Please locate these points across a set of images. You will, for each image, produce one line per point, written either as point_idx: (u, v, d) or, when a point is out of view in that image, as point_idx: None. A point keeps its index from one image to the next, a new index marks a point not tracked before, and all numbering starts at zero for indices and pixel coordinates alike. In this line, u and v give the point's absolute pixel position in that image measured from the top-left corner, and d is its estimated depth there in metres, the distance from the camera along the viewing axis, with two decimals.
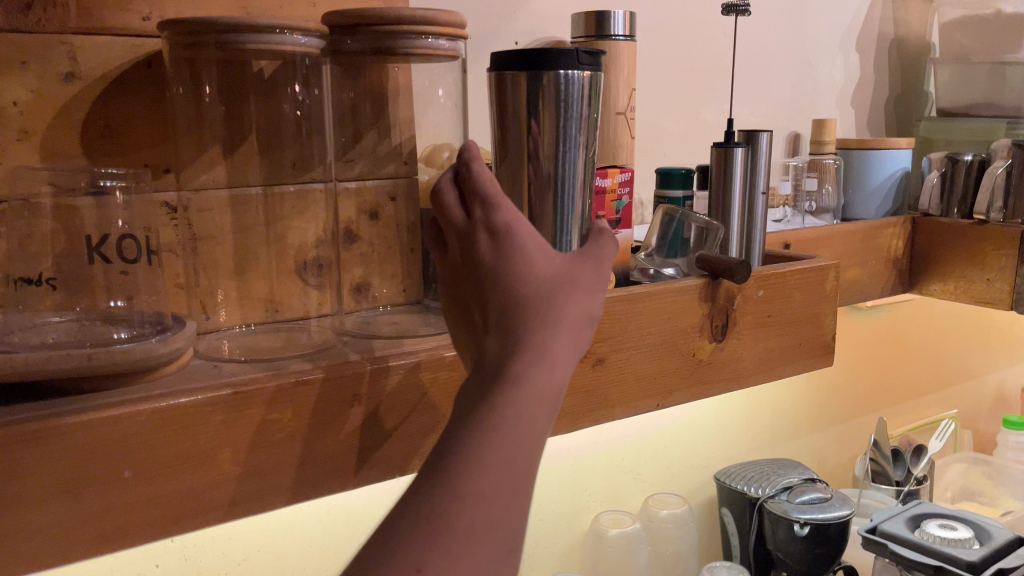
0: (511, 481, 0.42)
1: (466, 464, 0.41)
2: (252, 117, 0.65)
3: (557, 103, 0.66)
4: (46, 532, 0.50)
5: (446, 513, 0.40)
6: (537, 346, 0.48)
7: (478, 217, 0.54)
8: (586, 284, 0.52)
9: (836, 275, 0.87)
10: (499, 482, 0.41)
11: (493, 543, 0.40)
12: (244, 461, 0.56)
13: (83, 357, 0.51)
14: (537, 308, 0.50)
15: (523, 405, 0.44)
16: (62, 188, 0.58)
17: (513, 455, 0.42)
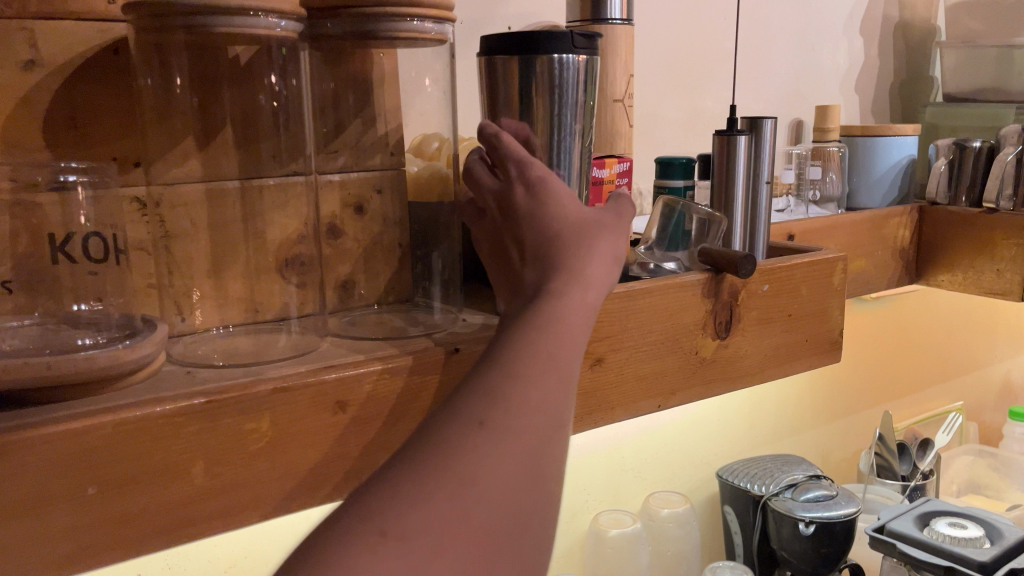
0: (559, 367, 0.44)
1: (519, 350, 0.43)
2: (227, 108, 0.62)
3: (550, 91, 0.62)
4: (2, 553, 0.46)
5: (506, 383, 0.41)
6: (572, 268, 0.51)
7: (513, 173, 0.58)
8: (614, 227, 0.55)
9: (844, 268, 0.83)
10: (550, 365, 0.43)
11: (546, 419, 0.41)
12: (218, 475, 0.52)
13: (42, 366, 0.47)
14: (570, 243, 0.52)
15: (566, 311, 0.47)
16: (20, 184, 0.54)
17: (559, 348, 0.44)
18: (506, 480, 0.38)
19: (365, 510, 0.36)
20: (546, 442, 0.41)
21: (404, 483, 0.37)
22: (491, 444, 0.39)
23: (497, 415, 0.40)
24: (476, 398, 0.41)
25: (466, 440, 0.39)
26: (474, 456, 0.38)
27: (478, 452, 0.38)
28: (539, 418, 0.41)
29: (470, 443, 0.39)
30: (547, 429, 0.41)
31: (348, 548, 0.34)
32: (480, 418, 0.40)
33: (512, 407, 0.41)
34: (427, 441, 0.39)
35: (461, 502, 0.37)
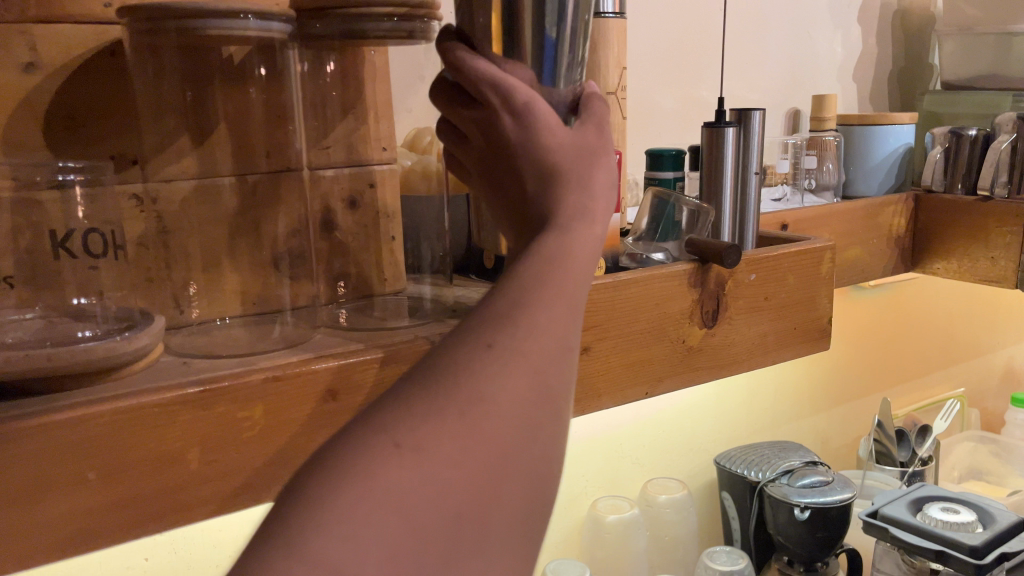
0: (574, 294, 0.42)
1: (532, 274, 0.42)
2: (220, 106, 0.63)
3: (541, 25, 0.54)
4: (9, 537, 0.48)
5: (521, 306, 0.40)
6: (576, 196, 0.50)
7: (494, 102, 0.53)
8: (604, 149, 0.54)
9: (833, 257, 0.84)
10: (564, 288, 0.42)
11: (562, 343, 0.40)
12: (214, 460, 0.54)
13: (43, 358, 0.49)
14: (569, 175, 0.51)
15: (571, 242, 0.45)
16: (21, 182, 0.56)
17: (573, 276, 0.43)
18: (520, 398, 0.37)
19: (377, 425, 0.35)
20: (561, 361, 0.40)
21: (419, 403, 0.36)
22: (502, 362, 0.38)
23: (508, 337, 0.39)
24: (490, 320, 0.40)
25: (476, 360, 0.38)
26: (489, 371, 0.37)
27: (491, 370, 0.37)
28: (553, 343, 0.40)
29: (483, 363, 0.38)
30: (562, 352, 0.40)
31: (358, 462, 0.33)
32: (490, 340, 0.39)
33: (527, 328, 0.39)
34: (441, 359, 0.38)
35: (473, 416, 0.36)
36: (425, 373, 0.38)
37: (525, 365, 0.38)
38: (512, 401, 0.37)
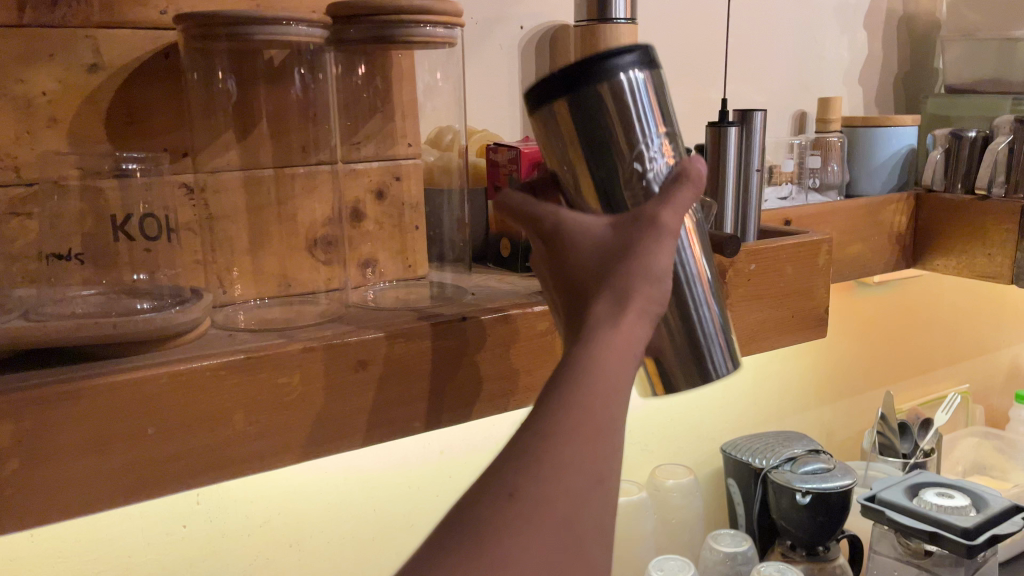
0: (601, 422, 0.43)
1: (555, 413, 0.43)
2: (262, 105, 0.70)
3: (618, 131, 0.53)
4: (79, 484, 0.55)
5: (540, 449, 0.42)
6: (606, 323, 0.47)
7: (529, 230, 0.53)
8: (647, 248, 0.49)
9: (829, 250, 0.90)
10: (588, 422, 0.43)
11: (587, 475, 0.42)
12: (257, 421, 0.60)
13: (110, 325, 0.55)
14: (600, 293, 0.49)
15: (599, 363, 0.45)
16: (89, 171, 0.62)
17: (599, 404, 0.44)
18: (549, 552, 0.39)
19: None
20: (589, 495, 0.42)
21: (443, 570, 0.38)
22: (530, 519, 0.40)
23: (528, 486, 0.41)
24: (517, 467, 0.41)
25: (500, 517, 0.40)
26: (514, 528, 0.39)
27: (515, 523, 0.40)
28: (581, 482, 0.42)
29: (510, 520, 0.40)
30: (591, 488, 0.42)
31: None
32: (511, 490, 0.41)
33: (551, 474, 0.41)
34: (468, 513, 0.41)
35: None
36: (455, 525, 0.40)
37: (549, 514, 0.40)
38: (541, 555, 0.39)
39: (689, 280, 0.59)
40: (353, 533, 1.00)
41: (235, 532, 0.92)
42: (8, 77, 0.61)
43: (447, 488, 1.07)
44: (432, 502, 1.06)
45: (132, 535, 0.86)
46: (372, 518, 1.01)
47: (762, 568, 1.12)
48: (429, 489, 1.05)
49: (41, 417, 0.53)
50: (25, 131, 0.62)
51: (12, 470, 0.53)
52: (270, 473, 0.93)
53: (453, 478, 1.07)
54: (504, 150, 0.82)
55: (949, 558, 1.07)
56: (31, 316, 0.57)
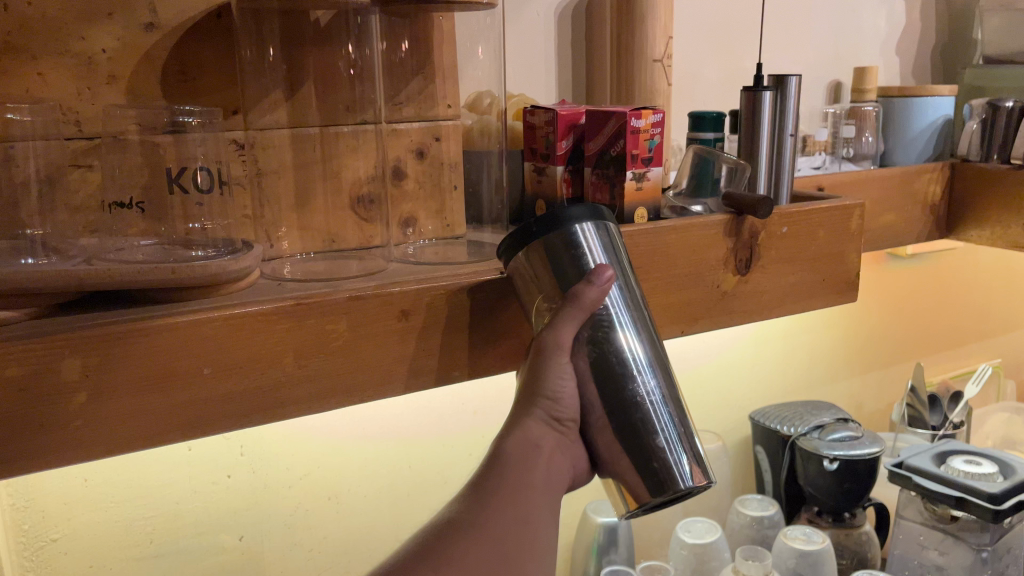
0: (520, 486, 0.61)
1: (495, 482, 0.61)
2: (310, 67, 0.72)
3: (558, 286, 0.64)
4: (139, 419, 0.58)
5: (490, 495, 0.61)
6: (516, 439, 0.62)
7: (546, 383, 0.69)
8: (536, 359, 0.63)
9: (862, 214, 0.91)
10: (511, 490, 0.61)
11: (514, 521, 0.60)
12: (305, 364, 0.63)
13: (169, 270, 0.59)
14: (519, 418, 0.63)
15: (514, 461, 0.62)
16: (147, 126, 0.65)
17: (520, 475, 0.61)
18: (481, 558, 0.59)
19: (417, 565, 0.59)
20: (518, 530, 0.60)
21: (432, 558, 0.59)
22: (472, 539, 0.59)
23: (469, 520, 0.60)
24: (474, 498, 0.61)
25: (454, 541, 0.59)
26: (457, 551, 0.59)
27: (458, 550, 0.59)
28: (505, 519, 0.60)
29: (457, 547, 0.59)
30: (519, 526, 0.60)
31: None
32: (459, 524, 0.60)
33: (484, 510, 0.60)
34: (436, 543, 0.59)
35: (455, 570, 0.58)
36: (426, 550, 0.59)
37: (497, 529, 0.60)
38: (480, 559, 0.58)
39: (649, 401, 0.64)
40: (389, 488, 1.04)
41: (275, 484, 0.96)
42: (70, 35, 0.64)
43: (478, 447, 1.10)
44: (464, 460, 1.09)
45: (178, 484, 0.90)
46: (407, 474, 1.05)
47: (789, 531, 1.14)
48: (461, 447, 1.08)
49: (106, 354, 0.56)
50: (86, 87, 0.65)
51: (79, 404, 0.56)
52: (311, 427, 0.96)
53: (484, 437, 1.10)
54: (541, 113, 0.84)
55: (975, 523, 1.08)
56: (95, 260, 0.60)
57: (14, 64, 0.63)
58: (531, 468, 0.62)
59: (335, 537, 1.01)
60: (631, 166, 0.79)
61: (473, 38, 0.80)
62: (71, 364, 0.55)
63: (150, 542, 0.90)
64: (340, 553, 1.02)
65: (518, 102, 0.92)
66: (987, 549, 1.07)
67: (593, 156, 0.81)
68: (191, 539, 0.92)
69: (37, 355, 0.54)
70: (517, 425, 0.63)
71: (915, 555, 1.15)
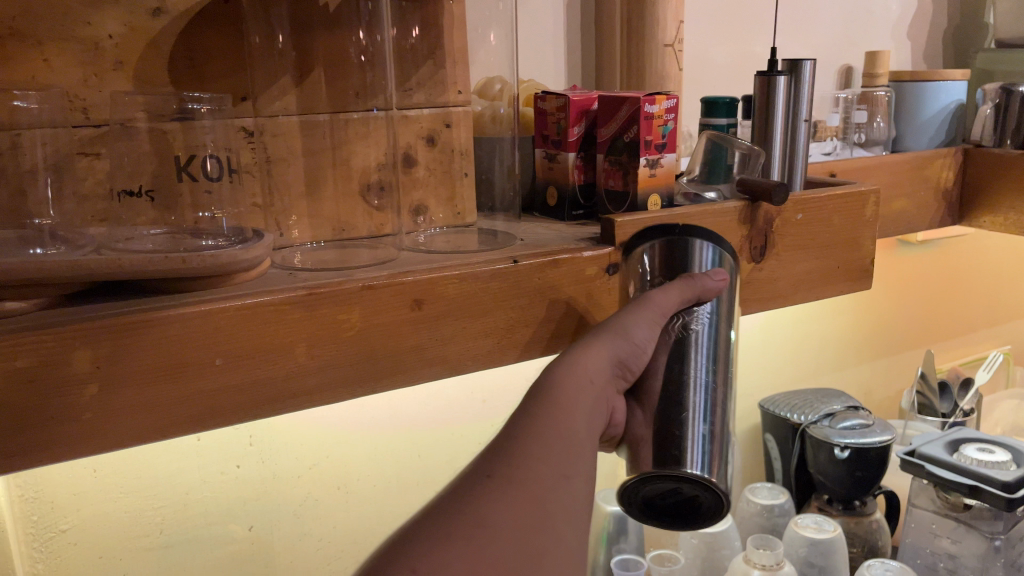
0: (563, 432, 0.59)
1: (536, 423, 0.59)
2: (319, 52, 0.71)
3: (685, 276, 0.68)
4: (150, 410, 0.57)
5: (529, 437, 0.57)
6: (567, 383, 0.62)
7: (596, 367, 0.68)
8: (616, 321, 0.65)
9: (877, 201, 0.89)
10: (556, 429, 0.59)
11: (554, 472, 0.56)
12: (318, 355, 0.62)
13: (179, 260, 0.58)
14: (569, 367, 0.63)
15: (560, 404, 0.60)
16: (156, 113, 0.64)
17: (561, 413, 0.60)
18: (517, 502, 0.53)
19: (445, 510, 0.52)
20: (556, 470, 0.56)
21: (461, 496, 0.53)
22: (509, 487, 0.54)
23: (504, 469, 0.55)
24: (516, 443, 0.57)
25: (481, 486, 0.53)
26: (494, 494, 0.53)
27: (489, 497, 0.53)
28: (541, 463, 0.56)
29: (494, 491, 0.53)
30: (558, 480, 0.56)
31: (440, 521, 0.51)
32: (488, 472, 0.55)
33: (522, 461, 0.55)
34: (468, 488, 0.53)
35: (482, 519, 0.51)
36: (439, 514, 0.51)
37: (541, 474, 0.55)
38: (508, 502, 0.53)
39: (693, 391, 0.63)
40: (398, 477, 1.03)
41: (284, 474, 0.95)
42: (76, 20, 0.63)
43: (487, 436, 1.09)
44: (472, 449, 1.08)
45: (186, 475, 0.89)
46: (416, 463, 1.04)
47: (800, 519, 1.13)
48: (470, 436, 1.08)
49: (116, 345, 0.55)
50: (93, 74, 0.64)
51: (90, 395, 0.55)
52: (320, 417, 0.96)
53: (493, 426, 1.09)
54: (552, 99, 0.82)
55: (988, 511, 1.07)
56: (104, 249, 0.59)
57: (19, 49, 0.62)
58: (574, 408, 0.60)
59: (344, 527, 1.01)
60: (645, 151, 0.77)
61: (484, 23, 0.79)
62: (82, 355, 0.54)
63: (159, 533, 0.89)
64: (349, 543, 1.02)
65: (529, 87, 0.91)
66: (1000, 537, 1.07)
67: (605, 142, 0.81)
68: (201, 530, 0.91)
69: (48, 346, 0.53)
70: (579, 358, 0.64)
71: (927, 543, 1.15)
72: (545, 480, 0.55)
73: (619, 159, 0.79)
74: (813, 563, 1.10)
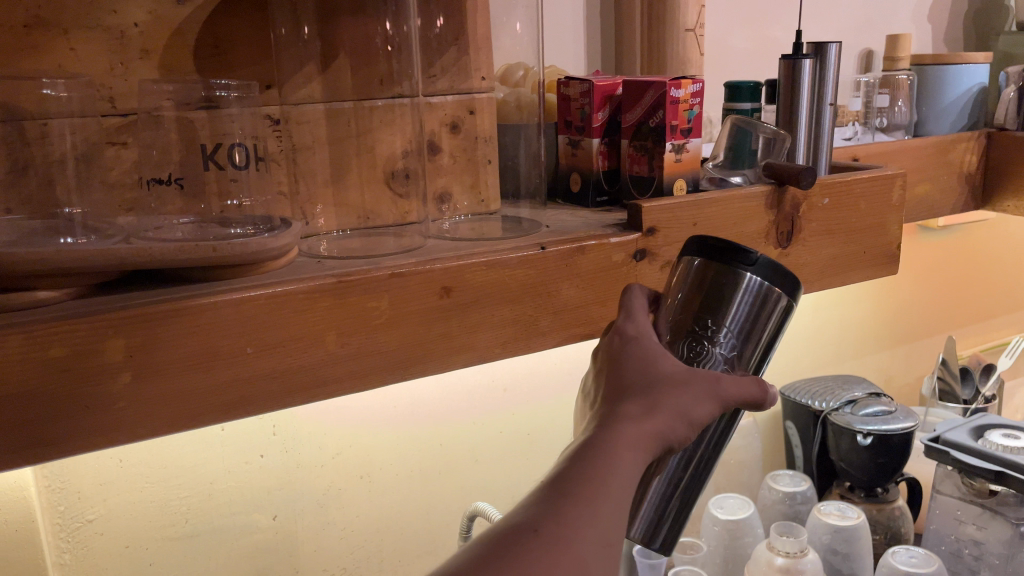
0: (619, 493, 0.47)
1: (587, 486, 0.47)
2: (344, 40, 0.71)
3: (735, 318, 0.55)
4: (181, 399, 0.57)
5: (576, 495, 0.46)
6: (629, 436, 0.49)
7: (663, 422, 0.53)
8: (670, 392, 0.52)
9: (903, 184, 0.89)
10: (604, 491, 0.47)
11: (603, 541, 0.45)
12: (348, 343, 0.62)
13: (209, 248, 0.57)
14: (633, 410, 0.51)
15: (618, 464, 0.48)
16: (181, 101, 0.63)
17: (611, 477, 0.47)
18: None
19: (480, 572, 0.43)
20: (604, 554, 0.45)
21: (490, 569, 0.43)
22: (551, 548, 0.44)
23: (551, 525, 0.45)
24: (554, 502, 0.46)
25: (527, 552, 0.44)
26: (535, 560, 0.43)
27: (531, 558, 0.43)
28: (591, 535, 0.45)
29: (537, 551, 0.44)
30: (608, 550, 0.45)
31: None
32: (534, 527, 0.45)
33: (565, 517, 0.45)
34: (502, 541, 0.44)
35: None
36: (491, 549, 0.44)
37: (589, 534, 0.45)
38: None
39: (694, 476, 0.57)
40: (420, 466, 1.03)
41: (307, 463, 0.95)
42: (102, 9, 0.63)
43: (508, 424, 1.09)
44: (494, 437, 1.08)
45: (211, 465, 0.89)
46: (438, 451, 1.04)
47: (823, 506, 1.13)
48: (492, 424, 1.07)
49: (148, 333, 0.55)
50: (119, 63, 0.64)
51: (123, 383, 0.55)
52: (344, 406, 0.96)
53: (515, 414, 1.09)
54: (575, 84, 0.82)
55: (1013, 497, 1.07)
56: (133, 238, 0.59)
57: (48, 39, 0.62)
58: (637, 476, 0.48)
59: (367, 516, 1.01)
60: (670, 136, 0.77)
61: (508, 10, 0.79)
62: (113, 344, 0.54)
63: (185, 522, 0.89)
64: (372, 532, 1.02)
65: (552, 73, 0.90)
66: None
67: (630, 128, 0.80)
68: (226, 519, 0.92)
69: (81, 334, 0.53)
70: (636, 420, 0.50)
71: (952, 530, 1.14)
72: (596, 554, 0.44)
73: (643, 143, 0.79)
74: (836, 550, 1.10)
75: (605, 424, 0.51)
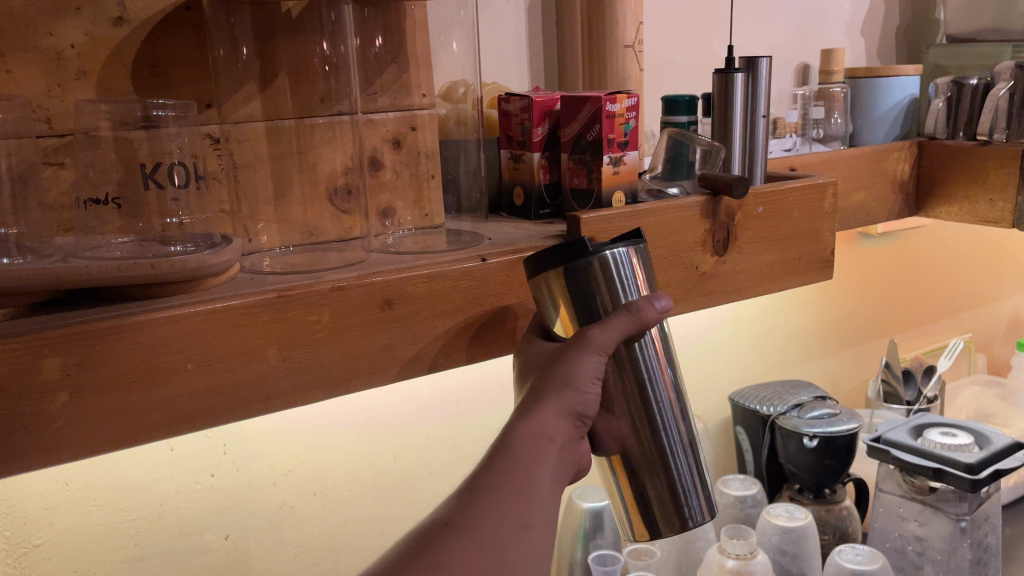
0: (523, 484, 0.58)
1: (492, 481, 0.58)
2: (282, 58, 0.72)
3: (609, 297, 0.62)
4: (122, 416, 0.57)
5: (486, 494, 0.58)
6: (528, 431, 0.60)
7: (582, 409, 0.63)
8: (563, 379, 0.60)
9: (834, 193, 0.92)
10: (511, 483, 0.58)
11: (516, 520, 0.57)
12: (289, 356, 0.63)
13: (148, 266, 0.58)
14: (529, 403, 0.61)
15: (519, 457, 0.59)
16: (119, 121, 0.63)
17: (521, 470, 0.58)
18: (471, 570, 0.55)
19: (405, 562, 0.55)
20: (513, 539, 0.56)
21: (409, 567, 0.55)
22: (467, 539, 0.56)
23: (462, 518, 0.57)
24: (474, 492, 0.58)
25: (442, 542, 0.56)
26: (454, 548, 0.55)
27: (450, 547, 0.55)
28: (500, 517, 0.57)
29: (448, 542, 0.55)
30: (518, 529, 0.57)
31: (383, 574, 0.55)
32: (449, 520, 0.57)
33: (481, 514, 0.57)
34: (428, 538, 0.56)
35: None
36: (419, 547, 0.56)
37: (500, 522, 0.57)
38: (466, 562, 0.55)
39: (678, 453, 0.66)
40: (375, 480, 1.04)
41: (259, 481, 0.95)
42: (38, 31, 0.63)
43: (462, 438, 1.10)
44: (447, 451, 1.09)
45: (161, 487, 0.89)
46: (392, 466, 1.05)
47: (771, 509, 1.15)
48: (446, 437, 1.08)
49: (86, 351, 0.55)
50: (55, 84, 0.65)
51: (61, 402, 0.55)
52: (294, 423, 0.96)
53: (467, 428, 1.10)
54: (516, 100, 0.84)
55: (952, 493, 1.10)
56: (71, 258, 0.59)
57: None
58: (540, 461, 0.59)
59: (322, 532, 1.01)
60: (608, 150, 0.79)
61: (445, 31, 0.80)
62: (52, 362, 0.54)
63: (133, 545, 0.89)
64: (328, 549, 1.02)
65: (493, 90, 0.92)
66: (966, 518, 1.09)
67: (569, 142, 0.82)
68: (178, 540, 0.91)
69: (18, 353, 0.53)
70: (533, 413, 0.60)
71: (895, 527, 1.18)
72: (506, 535, 0.57)
73: (585, 155, 0.80)
74: (785, 550, 1.12)
75: (512, 421, 0.61)
